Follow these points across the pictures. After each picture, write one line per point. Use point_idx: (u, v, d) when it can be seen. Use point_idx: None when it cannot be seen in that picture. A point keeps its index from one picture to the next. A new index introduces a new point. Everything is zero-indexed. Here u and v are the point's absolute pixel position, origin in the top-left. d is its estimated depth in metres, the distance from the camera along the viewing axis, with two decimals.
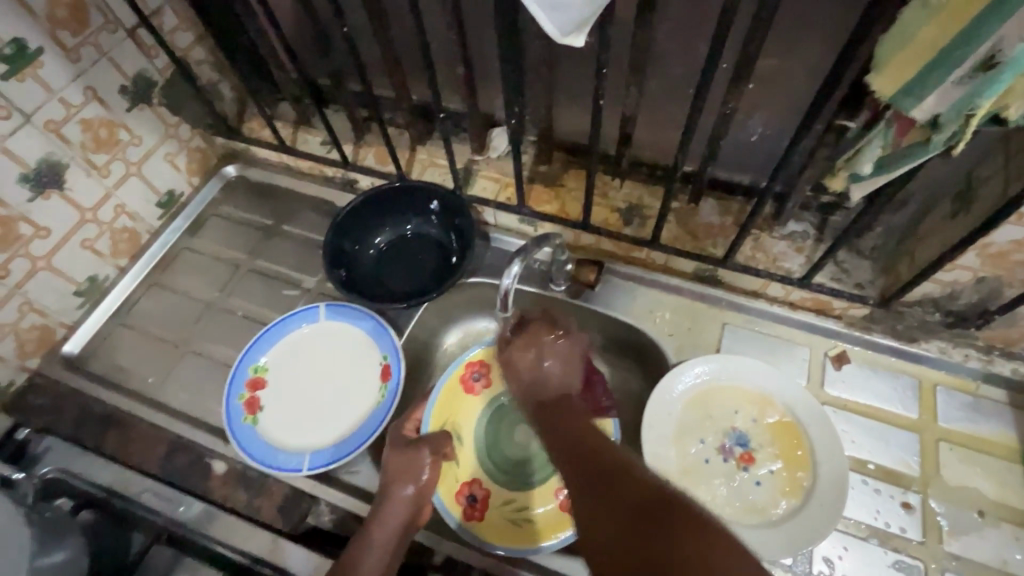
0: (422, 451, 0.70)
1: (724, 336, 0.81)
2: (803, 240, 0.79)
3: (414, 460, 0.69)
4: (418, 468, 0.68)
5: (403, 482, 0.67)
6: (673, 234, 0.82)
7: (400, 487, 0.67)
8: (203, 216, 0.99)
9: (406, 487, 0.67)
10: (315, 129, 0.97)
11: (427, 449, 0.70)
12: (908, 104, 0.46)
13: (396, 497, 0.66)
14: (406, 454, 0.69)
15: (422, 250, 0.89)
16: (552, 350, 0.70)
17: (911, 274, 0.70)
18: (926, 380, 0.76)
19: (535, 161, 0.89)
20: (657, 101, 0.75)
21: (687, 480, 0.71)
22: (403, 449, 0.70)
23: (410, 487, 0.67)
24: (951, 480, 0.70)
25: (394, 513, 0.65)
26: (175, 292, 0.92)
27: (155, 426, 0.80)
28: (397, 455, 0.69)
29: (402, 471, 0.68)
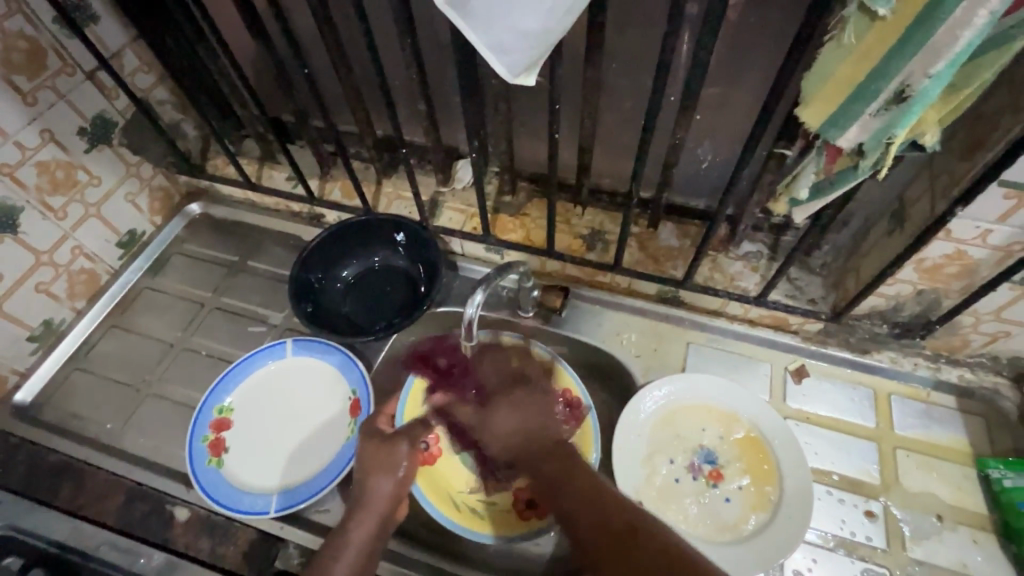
0: (400, 446, 0.67)
1: (688, 355, 0.83)
2: (757, 259, 0.83)
3: (392, 452, 0.67)
4: (397, 460, 0.66)
5: (380, 475, 0.65)
6: (634, 257, 0.85)
7: (381, 480, 0.64)
8: (166, 255, 0.98)
9: (385, 480, 0.64)
10: (280, 165, 0.98)
11: (405, 443, 0.68)
12: (834, 133, 0.50)
13: (376, 490, 0.64)
14: (378, 442, 0.68)
15: (390, 282, 0.89)
16: (513, 402, 0.72)
17: (857, 289, 0.74)
18: (881, 389, 0.79)
19: (499, 191, 0.91)
20: (612, 132, 0.78)
21: (658, 501, 0.72)
22: (381, 444, 0.67)
23: (391, 481, 0.64)
24: (910, 486, 0.72)
25: (371, 514, 0.63)
26: (135, 333, 0.90)
27: (113, 473, 0.77)
28: (374, 444, 0.67)
29: (382, 462, 0.66)
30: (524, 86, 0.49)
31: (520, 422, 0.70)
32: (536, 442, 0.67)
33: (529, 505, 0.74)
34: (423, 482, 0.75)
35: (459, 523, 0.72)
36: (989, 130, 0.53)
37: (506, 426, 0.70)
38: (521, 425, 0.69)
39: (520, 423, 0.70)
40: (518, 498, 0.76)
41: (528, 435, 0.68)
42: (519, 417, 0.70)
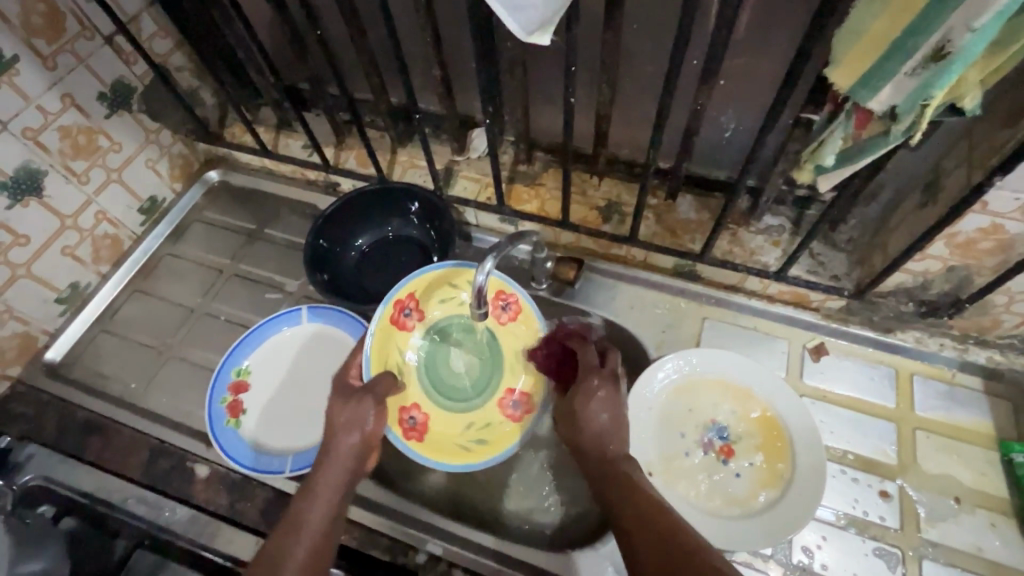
0: (365, 403, 0.65)
1: (703, 330, 0.82)
2: (779, 234, 0.80)
3: (357, 410, 0.64)
4: (362, 416, 0.64)
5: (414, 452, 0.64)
6: (651, 230, 0.83)
7: (346, 436, 0.63)
8: (186, 222, 1.00)
9: (349, 437, 0.63)
10: (296, 134, 0.98)
11: (372, 400, 0.66)
12: (864, 96, 0.47)
13: (339, 445, 0.62)
14: (344, 404, 0.66)
15: (404, 252, 0.90)
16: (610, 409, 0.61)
17: (883, 264, 0.71)
18: (903, 369, 0.77)
19: (514, 160, 0.90)
20: (631, 99, 0.75)
21: (666, 479, 0.71)
22: (347, 401, 0.66)
23: (354, 436, 0.63)
24: (929, 468, 0.71)
25: (334, 467, 0.61)
26: (158, 298, 0.92)
27: (138, 431, 0.80)
28: (339, 404, 0.66)
29: (344, 420, 0.64)
30: (538, 44, 0.48)
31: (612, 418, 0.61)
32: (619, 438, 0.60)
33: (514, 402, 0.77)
34: (428, 452, 0.72)
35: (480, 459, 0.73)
36: None
37: (587, 416, 0.61)
38: (612, 422, 0.61)
39: (612, 418, 0.61)
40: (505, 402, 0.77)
41: (582, 428, 0.61)
42: (614, 415, 0.61)
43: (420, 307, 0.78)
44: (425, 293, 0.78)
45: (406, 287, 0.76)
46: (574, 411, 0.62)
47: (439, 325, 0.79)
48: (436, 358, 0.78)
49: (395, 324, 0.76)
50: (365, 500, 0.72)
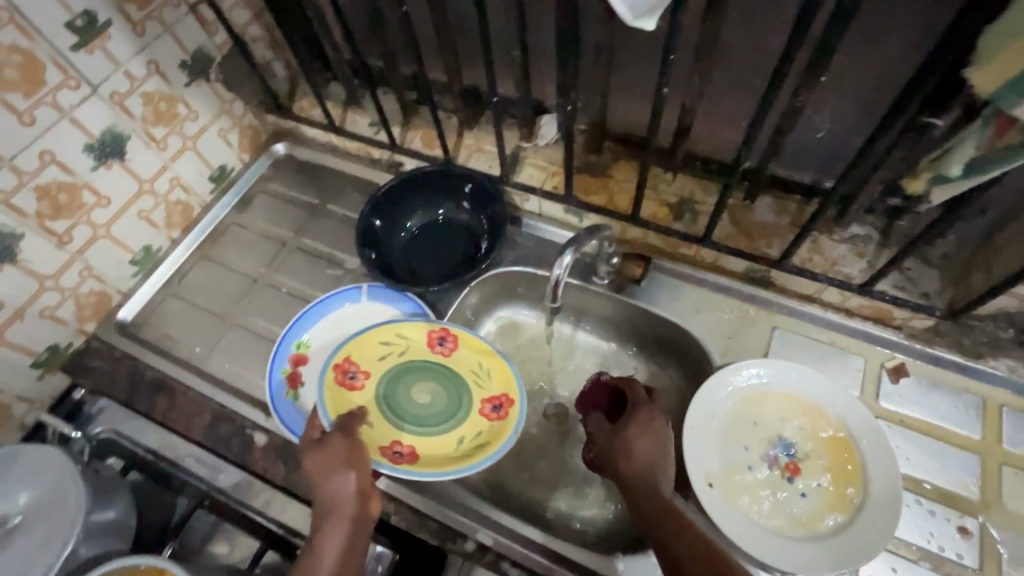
0: (337, 446, 0.65)
1: (773, 340, 0.78)
2: (866, 244, 0.75)
3: (330, 456, 0.64)
4: (340, 454, 0.64)
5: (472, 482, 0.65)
6: (725, 231, 0.80)
7: (338, 482, 0.62)
8: (252, 193, 1.01)
9: (339, 484, 0.62)
10: (363, 111, 0.98)
11: (342, 444, 0.65)
12: (1011, 101, 0.42)
13: (329, 495, 0.62)
14: (319, 458, 0.64)
15: (453, 235, 0.89)
16: (650, 443, 0.64)
17: (985, 286, 0.65)
18: (991, 399, 0.72)
19: (585, 149, 0.86)
20: (719, 92, 0.71)
21: (725, 492, 0.69)
22: (319, 450, 0.64)
23: (348, 475, 0.62)
24: (1016, 507, 0.66)
25: (334, 520, 0.60)
26: (224, 266, 0.94)
27: (201, 394, 0.82)
28: (313, 457, 0.64)
29: (328, 465, 0.63)
30: (646, 29, 0.45)
31: (654, 456, 0.63)
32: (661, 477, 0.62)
33: (494, 407, 0.77)
34: (420, 470, 0.70)
35: (475, 461, 0.71)
36: None
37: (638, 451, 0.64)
38: (654, 459, 0.63)
39: (652, 455, 0.63)
40: (484, 407, 0.77)
41: (630, 462, 0.63)
42: (655, 451, 0.63)
43: (365, 367, 0.79)
44: (363, 354, 0.80)
45: (341, 350, 0.78)
46: (627, 441, 0.65)
47: (394, 374, 0.80)
48: (397, 398, 0.79)
49: (343, 387, 0.77)
50: (418, 483, 0.73)
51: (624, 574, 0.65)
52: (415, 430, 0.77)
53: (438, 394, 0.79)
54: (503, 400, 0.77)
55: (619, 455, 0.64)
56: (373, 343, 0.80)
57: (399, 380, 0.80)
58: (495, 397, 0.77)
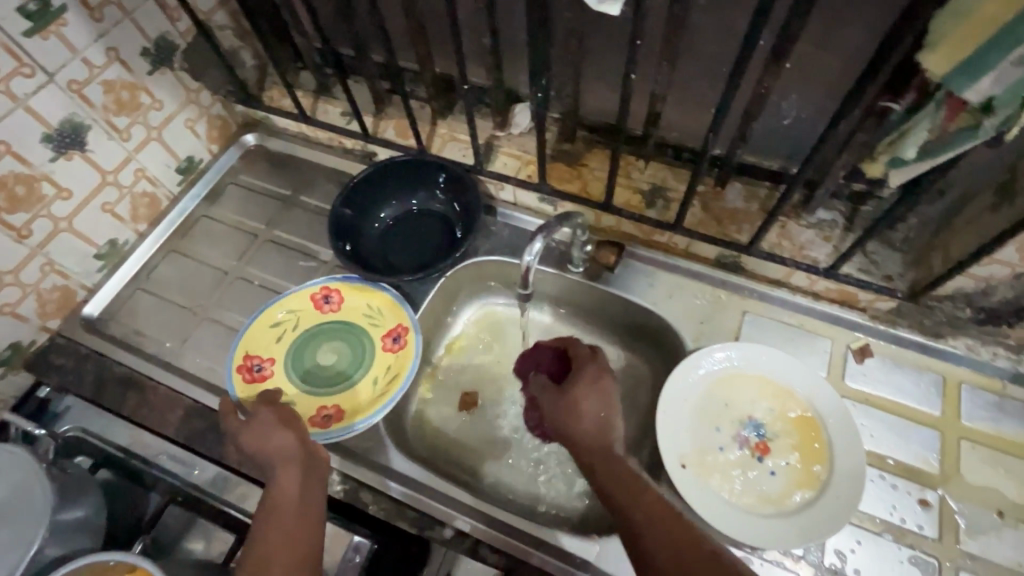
0: (265, 417, 0.68)
1: (744, 325, 0.80)
2: (831, 229, 0.77)
3: (262, 428, 0.66)
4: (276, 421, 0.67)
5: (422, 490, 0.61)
6: (696, 218, 0.81)
7: (280, 442, 0.65)
8: (222, 184, 0.99)
9: (280, 442, 0.65)
10: (335, 100, 0.96)
11: (274, 413, 0.68)
12: (963, 84, 0.43)
13: (273, 453, 0.64)
14: (262, 424, 0.67)
15: (428, 225, 0.89)
16: (597, 401, 0.64)
17: (943, 267, 0.68)
18: (951, 377, 0.74)
19: (558, 138, 0.87)
20: (688, 78, 0.72)
21: (698, 473, 0.70)
22: (255, 426, 0.66)
23: (293, 436, 0.65)
24: (973, 479, 0.68)
25: (285, 474, 0.62)
26: (194, 259, 0.93)
27: (171, 390, 0.80)
28: (250, 429, 0.66)
29: (263, 437, 0.65)
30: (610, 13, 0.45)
31: (597, 418, 0.63)
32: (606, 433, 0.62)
33: (395, 340, 0.81)
34: (350, 423, 0.74)
35: (393, 390, 0.75)
36: None
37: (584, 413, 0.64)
38: (598, 422, 0.63)
39: (597, 415, 0.64)
40: (386, 343, 0.81)
41: (574, 428, 0.63)
42: (603, 405, 0.64)
43: (267, 355, 0.81)
44: (265, 339, 0.82)
45: (238, 349, 0.80)
46: (574, 403, 0.65)
47: (298, 346, 0.82)
48: (305, 368, 0.81)
49: (256, 380, 0.78)
50: (395, 472, 0.72)
51: (600, 557, 0.66)
52: (335, 390, 0.79)
53: (334, 349, 0.82)
54: (399, 334, 0.81)
55: (562, 415, 0.65)
56: (263, 332, 0.82)
57: (302, 355, 0.82)
58: (394, 332, 0.81)
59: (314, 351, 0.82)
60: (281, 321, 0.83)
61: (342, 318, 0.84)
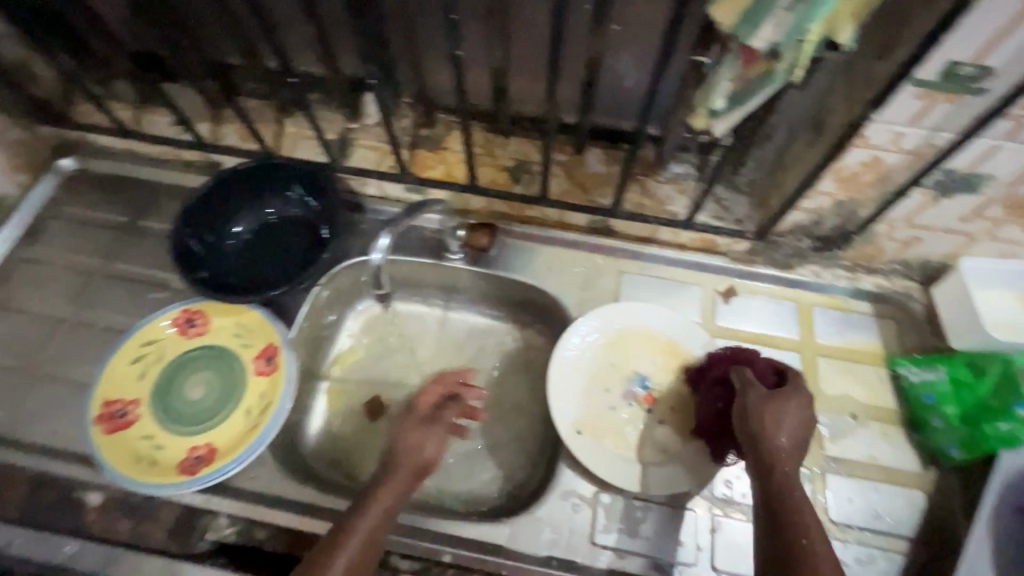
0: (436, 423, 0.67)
1: (621, 285, 0.82)
2: (685, 181, 0.81)
3: (421, 432, 0.66)
4: (436, 426, 0.67)
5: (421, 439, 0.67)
6: (562, 188, 0.81)
7: (410, 452, 0.64)
8: (41, 221, 0.86)
9: (424, 453, 0.64)
10: (161, 109, 0.86)
11: (453, 411, 0.69)
12: (746, 32, 0.45)
13: (407, 464, 0.64)
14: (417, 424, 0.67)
15: (290, 232, 0.82)
16: (806, 400, 0.60)
17: (780, 204, 0.73)
18: (803, 302, 0.81)
19: (415, 124, 0.84)
20: (528, 49, 0.71)
21: (594, 436, 0.72)
22: (415, 427, 0.67)
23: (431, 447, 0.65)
24: (829, 390, 0.76)
25: (393, 488, 0.61)
26: (18, 311, 0.80)
27: (9, 465, 0.70)
28: (414, 428, 0.67)
29: (412, 440, 0.65)
30: None
31: (797, 432, 0.57)
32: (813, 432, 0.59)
33: (267, 361, 0.74)
34: (224, 463, 0.67)
35: (270, 420, 0.69)
36: (906, 23, 0.51)
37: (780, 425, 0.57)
38: (796, 436, 0.57)
39: (795, 432, 0.57)
40: (259, 366, 0.74)
41: (770, 444, 0.56)
42: (803, 419, 0.59)
43: (131, 397, 0.72)
44: (120, 381, 0.72)
45: (96, 395, 0.70)
46: (771, 415, 0.58)
47: (163, 381, 0.74)
48: (169, 405, 0.73)
49: (120, 428, 0.70)
50: (286, 501, 0.68)
51: (512, 537, 0.67)
52: (204, 426, 0.72)
53: (201, 378, 0.74)
54: (272, 354, 0.74)
55: (770, 427, 0.57)
56: (120, 370, 0.72)
57: (166, 390, 0.73)
58: (266, 352, 0.75)
59: (180, 383, 0.74)
60: (138, 356, 0.73)
61: (207, 344, 0.76)
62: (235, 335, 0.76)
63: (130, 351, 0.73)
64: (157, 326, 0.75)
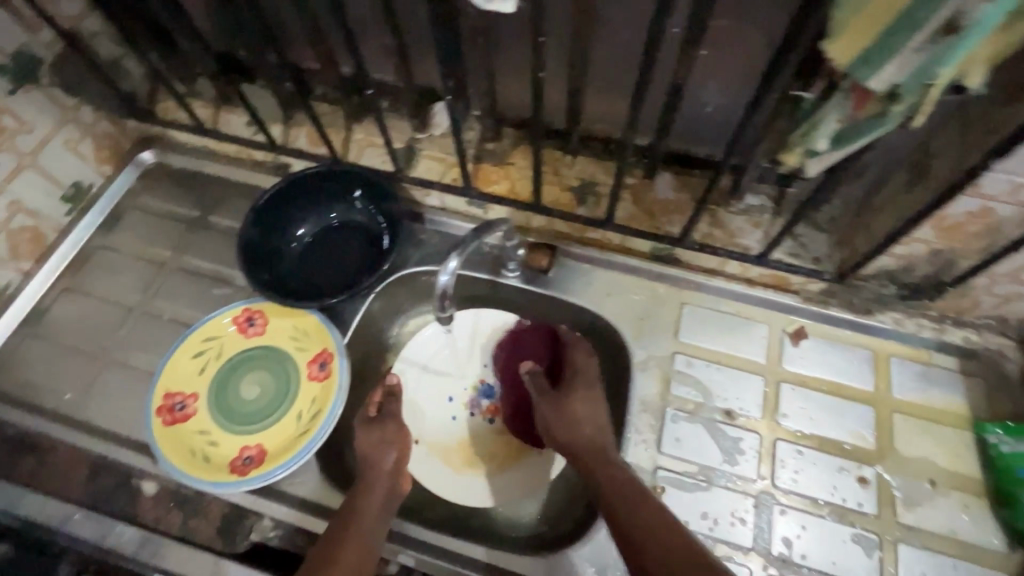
0: (388, 427, 0.69)
1: (683, 317, 0.78)
2: (760, 214, 0.77)
3: (378, 438, 0.68)
4: (382, 446, 0.67)
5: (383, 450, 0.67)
6: (627, 212, 0.79)
7: (381, 461, 0.66)
8: (120, 210, 0.90)
9: (384, 459, 0.66)
10: (238, 109, 0.88)
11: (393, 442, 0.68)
12: (865, 74, 0.42)
13: (374, 475, 0.65)
14: (373, 439, 0.68)
15: (350, 238, 0.83)
16: (592, 405, 0.69)
17: (866, 248, 0.68)
18: (881, 351, 0.76)
19: (481, 138, 0.83)
20: (605, 69, 0.69)
21: (438, 444, 0.79)
22: (369, 429, 0.69)
23: (393, 453, 0.67)
24: (905, 451, 0.70)
25: (374, 493, 0.63)
26: (93, 297, 0.84)
27: (75, 447, 0.73)
28: (369, 436, 0.68)
29: (376, 445, 0.67)
30: None
31: (595, 425, 0.67)
32: (603, 436, 0.67)
33: (320, 366, 0.75)
34: (272, 466, 0.68)
35: (319, 427, 0.70)
36: None
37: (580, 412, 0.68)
38: (596, 427, 0.67)
39: (596, 419, 0.68)
40: (312, 371, 0.75)
41: (606, 468, 0.62)
42: (595, 419, 0.68)
43: (190, 390, 0.74)
44: (181, 376, 0.74)
45: (156, 387, 0.72)
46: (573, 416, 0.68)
47: (221, 378, 0.75)
48: (225, 402, 0.74)
49: (178, 422, 0.72)
50: (328, 510, 0.68)
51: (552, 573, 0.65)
52: (256, 427, 0.73)
53: (257, 378, 0.76)
54: (325, 359, 0.75)
55: (563, 425, 0.67)
56: (181, 364, 0.74)
57: (223, 387, 0.75)
58: (319, 357, 0.75)
59: (237, 382, 0.75)
60: (198, 352, 0.75)
61: (264, 343, 0.77)
62: (291, 337, 0.77)
63: (189, 346, 0.75)
64: (217, 322, 0.76)
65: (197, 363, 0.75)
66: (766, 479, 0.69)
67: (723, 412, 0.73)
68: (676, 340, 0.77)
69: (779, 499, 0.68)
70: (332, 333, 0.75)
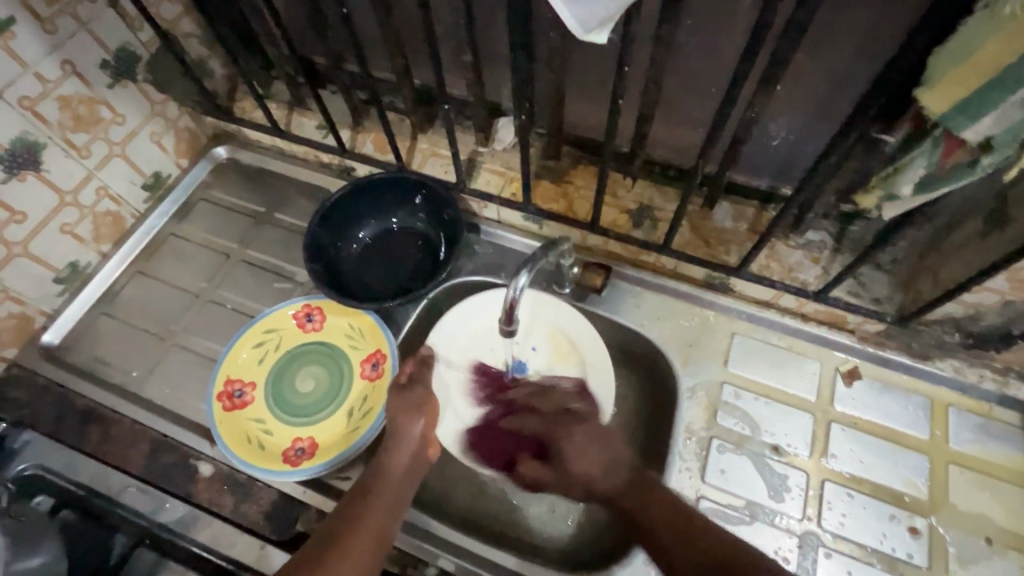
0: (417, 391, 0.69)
1: (732, 347, 0.78)
2: (820, 249, 0.76)
3: (407, 401, 0.68)
4: (419, 404, 0.68)
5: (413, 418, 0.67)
6: (684, 239, 0.79)
7: (410, 425, 0.66)
8: (191, 200, 0.95)
9: (413, 426, 0.66)
10: (310, 112, 0.92)
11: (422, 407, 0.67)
12: (960, 122, 0.43)
13: (398, 447, 0.65)
14: (407, 404, 0.68)
15: (408, 243, 0.86)
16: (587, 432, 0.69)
17: (932, 293, 0.67)
18: (938, 400, 0.74)
19: (542, 155, 0.84)
20: (676, 97, 0.69)
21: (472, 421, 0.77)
22: (400, 394, 0.69)
23: (421, 420, 0.67)
24: (960, 504, 0.68)
25: (398, 459, 0.65)
26: (162, 281, 0.88)
27: (138, 423, 0.77)
28: (395, 398, 0.68)
29: (407, 409, 0.67)
30: (598, 44, 0.44)
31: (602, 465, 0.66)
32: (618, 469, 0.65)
33: (373, 366, 0.77)
34: (322, 460, 0.71)
35: (370, 425, 0.72)
36: None
37: (574, 458, 0.67)
38: (602, 468, 0.66)
39: (597, 458, 0.66)
40: (365, 371, 0.77)
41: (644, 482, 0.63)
42: (604, 452, 0.67)
43: (248, 379, 0.77)
44: (241, 365, 0.77)
45: (218, 373, 0.75)
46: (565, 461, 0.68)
47: (277, 369, 0.78)
48: (280, 394, 0.77)
49: (236, 408, 0.75)
50: None
51: None
52: (308, 420, 0.76)
53: (311, 372, 0.79)
54: (378, 360, 0.77)
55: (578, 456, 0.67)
56: (243, 354, 0.77)
57: (279, 379, 0.78)
58: (373, 357, 0.78)
59: (292, 375, 0.78)
60: (258, 343, 0.78)
61: (319, 339, 0.80)
62: (345, 335, 0.80)
63: (250, 336, 0.78)
64: (278, 316, 0.79)
65: (257, 354, 0.78)
66: (812, 520, 0.68)
67: (771, 447, 0.72)
68: (725, 370, 0.77)
69: (825, 541, 0.67)
70: (386, 335, 0.77)
